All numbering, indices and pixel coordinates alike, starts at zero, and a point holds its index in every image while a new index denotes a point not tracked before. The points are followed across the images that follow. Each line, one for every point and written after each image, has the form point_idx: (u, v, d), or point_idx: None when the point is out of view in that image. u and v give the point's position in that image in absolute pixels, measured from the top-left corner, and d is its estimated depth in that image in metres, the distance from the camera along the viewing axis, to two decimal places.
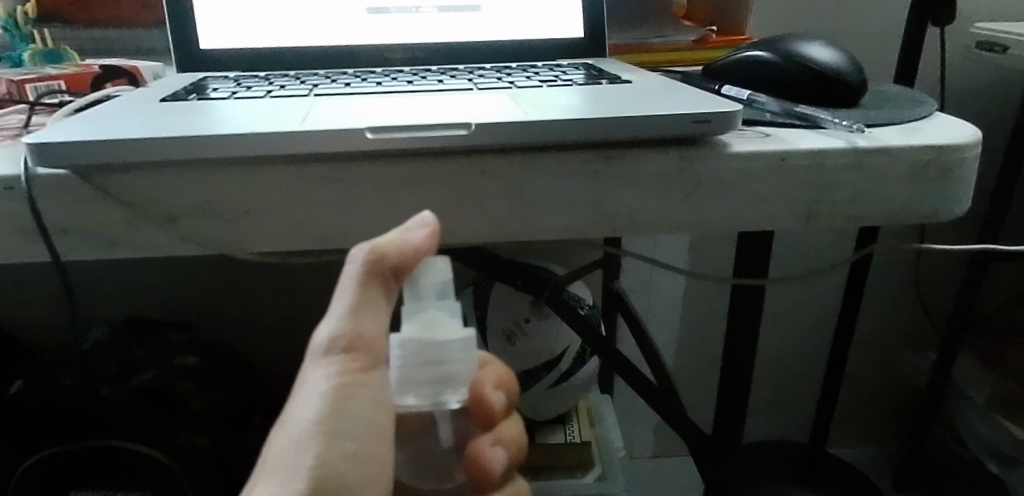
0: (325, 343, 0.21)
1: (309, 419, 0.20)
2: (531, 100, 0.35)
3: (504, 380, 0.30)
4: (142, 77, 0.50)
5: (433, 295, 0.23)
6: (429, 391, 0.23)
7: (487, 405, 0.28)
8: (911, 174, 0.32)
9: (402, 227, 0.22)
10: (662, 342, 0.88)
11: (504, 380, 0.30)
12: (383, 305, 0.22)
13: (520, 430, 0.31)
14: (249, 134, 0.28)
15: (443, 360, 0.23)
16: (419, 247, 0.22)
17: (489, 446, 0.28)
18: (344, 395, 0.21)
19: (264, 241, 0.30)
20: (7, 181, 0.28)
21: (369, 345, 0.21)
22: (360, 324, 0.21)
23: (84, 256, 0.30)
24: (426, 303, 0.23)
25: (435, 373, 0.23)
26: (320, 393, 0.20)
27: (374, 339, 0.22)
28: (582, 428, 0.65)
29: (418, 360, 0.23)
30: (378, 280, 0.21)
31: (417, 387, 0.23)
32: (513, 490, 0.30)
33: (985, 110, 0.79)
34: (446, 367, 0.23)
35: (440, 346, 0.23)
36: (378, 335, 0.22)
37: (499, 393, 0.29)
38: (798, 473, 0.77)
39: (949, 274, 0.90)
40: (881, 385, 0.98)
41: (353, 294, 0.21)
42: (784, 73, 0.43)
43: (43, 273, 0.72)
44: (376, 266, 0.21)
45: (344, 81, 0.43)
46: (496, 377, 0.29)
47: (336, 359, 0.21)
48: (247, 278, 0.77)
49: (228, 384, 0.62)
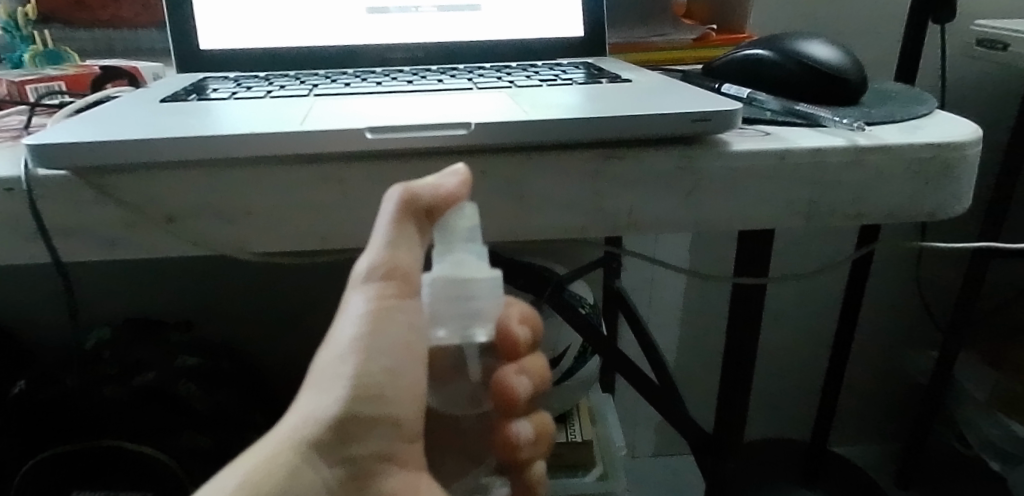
0: (367, 270, 0.21)
1: (349, 338, 0.22)
2: (531, 99, 0.35)
3: (530, 317, 0.28)
4: (142, 78, 0.50)
5: (463, 236, 0.24)
6: (458, 326, 0.24)
7: (511, 340, 0.27)
8: (912, 172, 0.32)
9: (433, 177, 0.22)
10: (662, 341, 0.88)
11: (529, 317, 0.28)
12: (418, 244, 0.22)
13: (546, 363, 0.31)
14: (248, 134, 0.27)
15: (472, 297, 0.24)
16: (453, 197, 0.22)
17: (513, 375, 0.28)
18: (380, 319, 0.22)
19: (263, 240, 0.30)
20: (8, 182, 0.28)
21: (405, 276, 0.22)
22: (397, 255, 0.21)
23: (84, 257, 0.30)
24: (455, 245, 0.24)
25: (463, 308, 0.24)
26: (361, 314, 0.22)
27: (408, 271, 0.22)
28: (584, 426, 0.65)
29: (445, 297, 0.24)
30: (412, 218, 0.22)
31: (445, 323, 0.24)
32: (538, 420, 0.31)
33: (986, 108, 0.79)
34: (475, 303, 0.24)
35: (467, 283, 0.24)
36: (412, 266, 0.22)
37: (523, 327, 0.28)
38: (798, 471, 0.77)
39: (950, 271, 0.90)
40: (882, 383, 0.98)
41: (390, 226, 0.21)
42: (784, 70, 0.42)
43: (44, 274, 0.72)
44: (412, 205, 0.21)
45: (344, 81, 0.43)
46: (520, 312, 0.28)
47: (372, 287, 0.22)
48: (248, 278, 0.77)
49: (229, 384, 0.61)
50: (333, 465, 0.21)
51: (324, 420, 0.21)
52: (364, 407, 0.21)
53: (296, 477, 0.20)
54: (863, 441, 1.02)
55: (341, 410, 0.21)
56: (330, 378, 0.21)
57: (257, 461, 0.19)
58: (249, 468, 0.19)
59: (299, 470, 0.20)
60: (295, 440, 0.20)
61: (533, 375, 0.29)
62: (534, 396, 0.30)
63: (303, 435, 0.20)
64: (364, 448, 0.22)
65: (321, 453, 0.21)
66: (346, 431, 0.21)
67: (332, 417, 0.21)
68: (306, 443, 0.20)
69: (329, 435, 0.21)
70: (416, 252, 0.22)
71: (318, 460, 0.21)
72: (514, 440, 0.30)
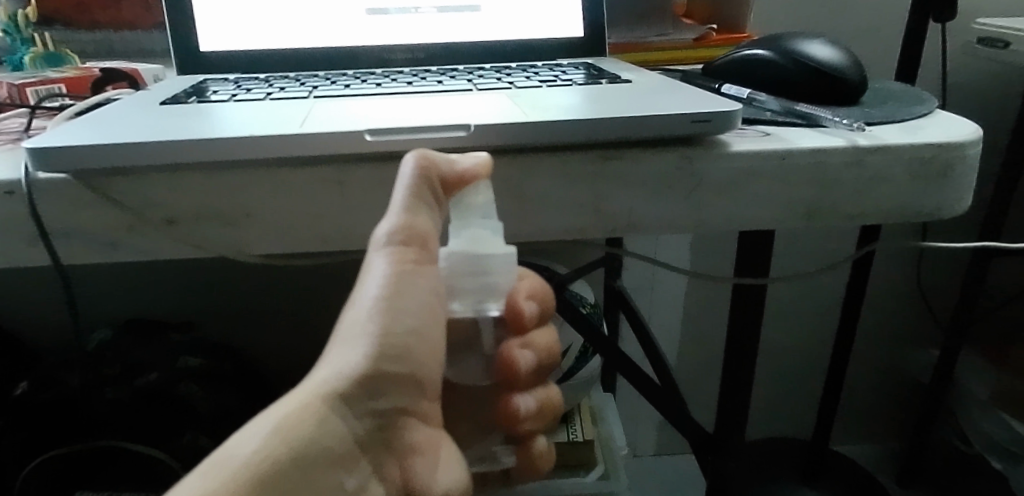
0: (385, 235, 0.18)
1: (371, 296, 0.16)
2: (530, 101, 0.35)
3: (539, 290, 0.27)
4: (142, 80, 0.50)
5: (479, 212, 0.23)
6: (473, 300, 0.23)
7: (520, 313, 0.26)
8: (913, 171, 0.32)
9: (456, 158, 0.22)
10: (664, 340, 0.88)
11: (539, 290, 0.27)
12: (434, 216, 0.20)
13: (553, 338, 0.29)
14: (252, 137, 0.28)
15: (487, 271, 0.23)
16: (474, 177, 0.22)
17: (519, 347, 0.26)
18: (404, 279, 0.17)
19: (264, 243, 0.30)
20: (9, 186, 0.28)
21: (424, 242, 0.18)
22: (416, 221, 0.18)
23: (83, 260, 0.30)
24: (472, 220, 0.23)
25: (480, 283, 0.23)
26: (382, 275, 0.17)
27: (428, 239, 0.18)
28: (586, 427, 0.64)
29: (461, 271, 0.23)
30: (430, 188, 0.20)
31: (462, 297, 0.23)
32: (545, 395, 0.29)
33: (987, 106, 0.79)
34: (491, 277, 0.23)
35: (485, 258, 0.23)
36: (430, 233, 0.19)
37: (531, 301, 0.26)
38: (800, 469, 0.77)
39: (952, 270, 0.89)
40: (884, 381, 0.97)
41: (410, 191, 0.19)
42: (785, 69, 0.42)
43: (45, 275, 0.72)
44: (429, 180, 0.20)
45: (344, 83, 0.43)
46: (530, 286, 0.27)
47: (391, 251, 0.17)
48: (249, 278, 0.77)
49: (232, 383, 0.62)
50: (359, 422, 0.14)
51: (347, 378, 0.14)
52: (394, 366, 0.15)
53: (315, 440, 0.13)
54: (865, 440, 1.02)
55: (368, 365, 0.15)
56: (352, 333, 0.15)
57: (273, 420, 0.13)
58: (264, 432, 0.12)
59: (325, 427, 0.13)
60: (316, 391, 0.14)
61: (540, 348, 0.27)
62: (541, 371, 0.28)
63: (331, 386, 0.14)
64: (391, 403, 0.16)
65: (347, 405, 0.14)
66: (373, 387, 0.15)
67: (361, 371, 0.14)
68: (334, 394, 0.14)
69: (358, 390, 0.14)
70: (434, 223, 0.20)
71: (346, 416, 0.14)
72: (520, 420, 0.27)
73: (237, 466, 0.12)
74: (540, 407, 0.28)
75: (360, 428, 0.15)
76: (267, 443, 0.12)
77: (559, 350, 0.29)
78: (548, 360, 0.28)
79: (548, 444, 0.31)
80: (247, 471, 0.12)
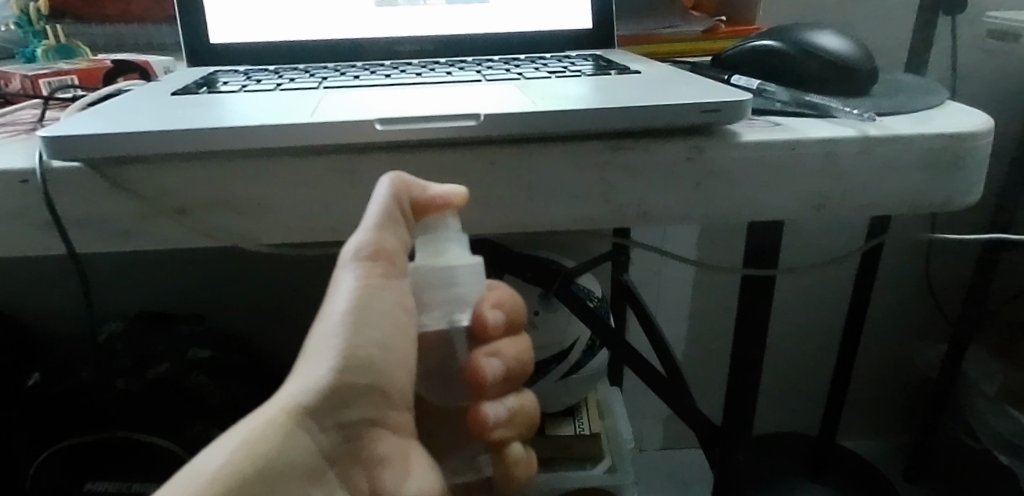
0: (354, 248, 0.17)
1: (340, 310, 0.16)
2: (540, 92, 0.35)
3: (507, 300, 0.25)
4: (153, 71, 0.51)
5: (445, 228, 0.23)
6: (444, 313, 0.23)
7: (485, 324, 0.24)
8: (925, 162, 0.32)
9: (430, 185, 0.23)
10: (671, 333, 0.88)
11: (506, 300, 0.25)
12: (403, 233, 0.20)
13: (521, 348, 0.25)
14: (263, 126, 0.28)
15: (454, 283, 0.23)
16: (444, 201, 0.22)
17: (485, 356, 0.24)
18: (370, 294, 0.17)
19: (274, 231, 0.30)
20: (24, 174, 0.29)
21: (391, 257, 0.18)
22: (383, 238, 0.18)
23: (96, 247, 0.30)
24: (439, 237, 0.23)
25: (448, 294, 0.23)
26: (350, 289, 0.16)
27: (394, 254, 0.18)
28: (592, 419, 0.64)
29: (428, 284, 0.23)
30: (398, 206, 0.20)
31: (430, 311, 0.23)
32: (515, 401, 0.25)
33: (999, 99, 0.79)
34: (459, 289, 0.23)
35: (450, 271, 0.23)
36: (398, 249, 0.19)
37: (498, 310, 0.24)
38: (808, 463, 0.76)
39: (961, 265, 0.89)
40: (891, 375, 0.97)
41: (381, 208, 0.19)
42: (796, 61, 0.42)
43: (58, 266, 0.73)
44: (400, 201, 0.20)
45: (353, 74, 0.43)
46: (499, 296, 0.25)
47: (359, 266, 0.17)
48: (257, 270, 0.77)
49: (240, 375, 0.63)
50: (326, 434, 0.15)
51: (313, 393, 0.14)
52: (360, 378, 0.16)
53: (281, 453, 0.13)
54: (872, 435, 1.02)
55: (335, 377, 0.15)
56: (322, 347, 0.15)
57: (246, 431, 0.13)
58: (234, 445, 0.13)
59: (290, 441, 0.14)
60: (285, 406, 0.14)
61: (509, 357, 0.24)
62: (510, 380, 0.25)
63: (299, 401, 0.14)
64: (357, 414, 0.16)
65: (315, 419, 0.14)
66: (339, 399, 0.15)
67: (329, 384, 0.15)
68: (302, 408, 0.14)
69: (324, 404, 0.15)
70: (402, 239, 0.19)
71: (313, 429, 0.14)
72: (489, 429, 0.24)
73: (205, 476, 0.12)
74: (512, 416, 0.24)
75: (327, 440, 0.15)
76: (233, 458, 0.12)
77: (531, 357, 0.26)
78: (521, 370, 0.25)
79: (527, 450, 0.25)
80: (219, 481, 0.12)
